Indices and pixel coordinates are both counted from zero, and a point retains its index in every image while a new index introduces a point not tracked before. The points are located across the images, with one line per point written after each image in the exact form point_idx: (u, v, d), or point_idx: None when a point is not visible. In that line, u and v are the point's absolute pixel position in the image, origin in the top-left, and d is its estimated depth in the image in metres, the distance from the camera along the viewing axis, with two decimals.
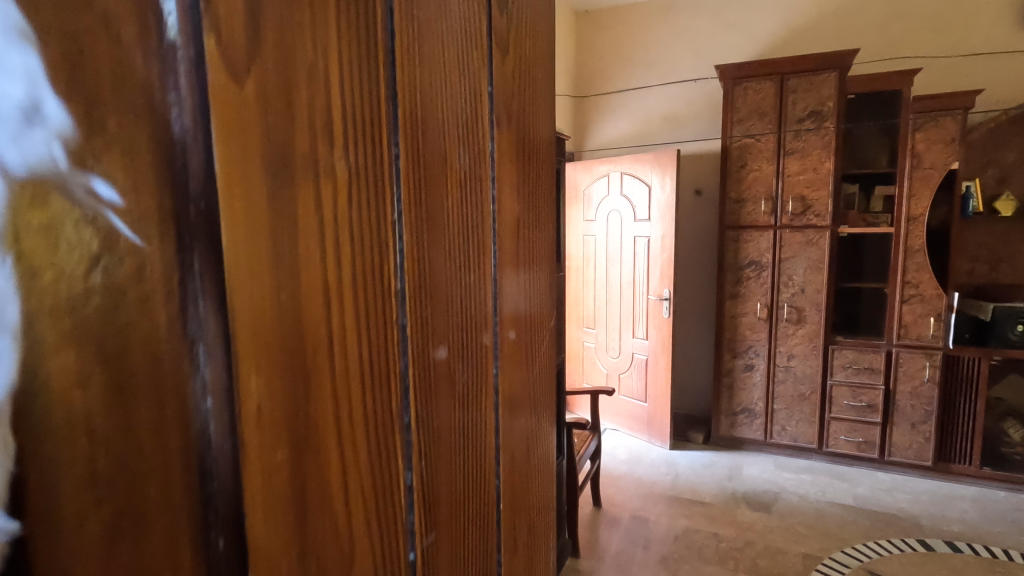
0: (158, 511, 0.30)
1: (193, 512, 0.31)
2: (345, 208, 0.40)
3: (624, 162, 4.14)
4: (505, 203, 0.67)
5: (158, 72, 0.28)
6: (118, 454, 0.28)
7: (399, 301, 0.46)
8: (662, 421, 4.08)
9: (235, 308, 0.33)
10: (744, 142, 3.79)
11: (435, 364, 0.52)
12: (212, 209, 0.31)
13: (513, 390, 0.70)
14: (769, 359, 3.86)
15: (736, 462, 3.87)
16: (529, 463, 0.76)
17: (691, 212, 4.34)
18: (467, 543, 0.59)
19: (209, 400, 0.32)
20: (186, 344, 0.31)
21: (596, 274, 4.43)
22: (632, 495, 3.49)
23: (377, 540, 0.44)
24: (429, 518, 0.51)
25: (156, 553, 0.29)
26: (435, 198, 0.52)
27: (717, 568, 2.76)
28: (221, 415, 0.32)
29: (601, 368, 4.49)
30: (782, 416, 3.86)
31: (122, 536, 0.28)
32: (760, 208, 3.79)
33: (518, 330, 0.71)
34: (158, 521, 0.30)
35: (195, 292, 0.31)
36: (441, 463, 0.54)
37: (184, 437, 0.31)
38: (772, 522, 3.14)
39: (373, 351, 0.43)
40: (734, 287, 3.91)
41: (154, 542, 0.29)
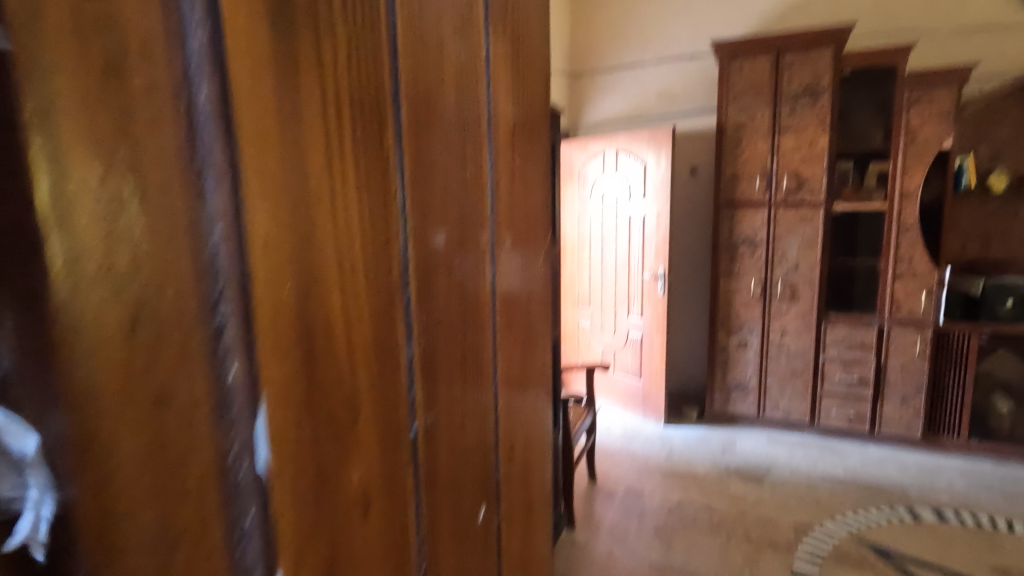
0: (167, 302, 0.28)
1: (201, 310, 0.29)
2: (340, 40, 0.38)
3: (619, 140, 4.13)
4: (501, 108, 0.65)
5: None
6: (124, 228, 0.26)
7: (396, 162, 0.44)
8: (657, 398, 4.13)
9: (239, 104, 0.30)
10: (739, 118, 3.78)
11: (433, 247, 0.51)
12: None
13: (512, 306, 0.69)
14: (762, 336, 3.90)
15: (729, 437, 3.93)
16: (527, 389, 0.74)
17: (686, 191, 4.34)
18: (468, 442, 0.58)
19: (213, 198, 0.29)
20: (186, 128, 0.28)
21: (591, 253, 4.44)
22: (626, 469, 3.55)
23: (380, 403, 0.43)
24: (430, 400, 0.50)
25: (168, 341, 0.28)
26: (431, 70, 0.49)
27: (710, 538, 2.83)
28: (228, 217, 0.30)
29: (595, 346, 4.52)
30: (775, 392, 3.91)
31: (138, 316, 0.27)
32: (754, 185, 3.80)
33: (515, 240, 0.69)
34: (168, 313, 0.28)
35: (199, 72, 0.28)
36: (440, 350, 0.52)
37: (189, 233, 0.29)
38: (764, 493, 3.21)
39: (372, 203, 0.42)
40: (728, 265, 3.93)
41: (167, 330, 0.28)
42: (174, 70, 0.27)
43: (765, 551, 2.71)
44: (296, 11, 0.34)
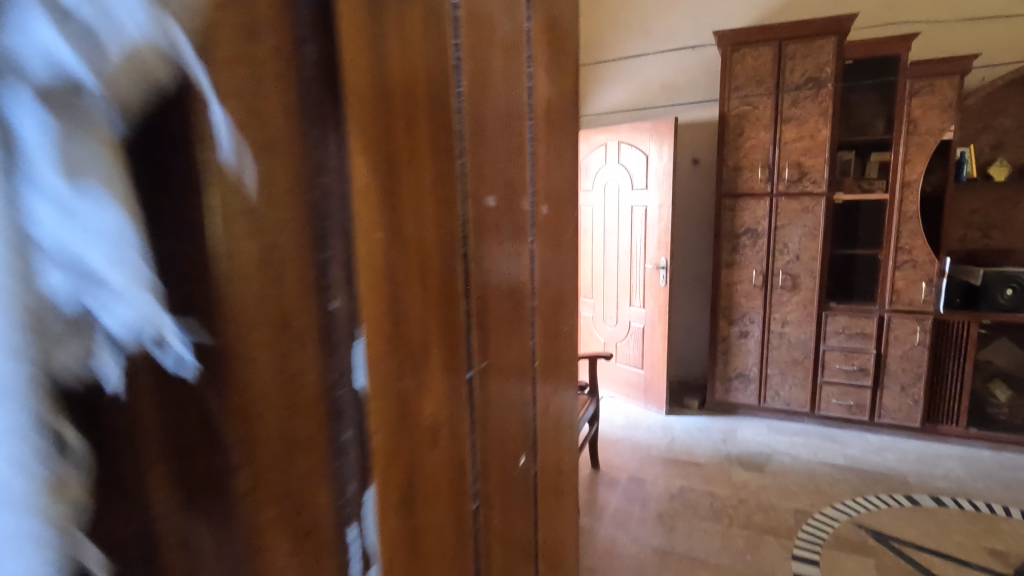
0: (290, 259, 0.41)
1: (313, 260, 0.42)
2: (417, 50, 0.51)
3: (622, 132, 4.15)
4: (540, 84, 0.77)
5: None
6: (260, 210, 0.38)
7: (456, 143, 0.58)
8: (659, 389, 4.17)
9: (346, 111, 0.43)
10: (742, 109, 3.79)
11: (486, 209, 0.65)
12: (325, 24, 0.41)
13: (548, 257, 0.83)
14: (764, 326, 3.92)
15: (730, 426, 3.97)
16: (556, 330, 0.89)
17: (689, 181, 4.35)
18: (510, 368, 0.73)
19: (328, 180, 0.43)
20: (311, 132, 0.41)
21: (594, 245, 4.47)
22: (629, 457, 3.58)
23: (440, 332, 0.57)
24: (479, 333, 0.65)
25: (289, 285, 0.41)
26: (485, 63, 0.62)
27: (711, 524, 2.87)
28: (338, 193, 0.44)
29: (598, 336, 4.55)
30: (776, 381, 3.95)
31: (268, 264, 0.39)
32: (757, 175, 3.81)
33: (550, 205, 0.83)
34: (290, 267, 0.41)
35: (319, 93, 0.42)
36: (490, 291, 0.67)
37: (307, 206, 0.42)
38: (765, 480, 3.25)
39: (437, 177, 0.55)
40: (731, 255, 3.95)
41: (288, 278, 0.40)
42: (297, 98, 0.40)
43: (765, 536, 2.75)
44: (386, 41, 0.47)
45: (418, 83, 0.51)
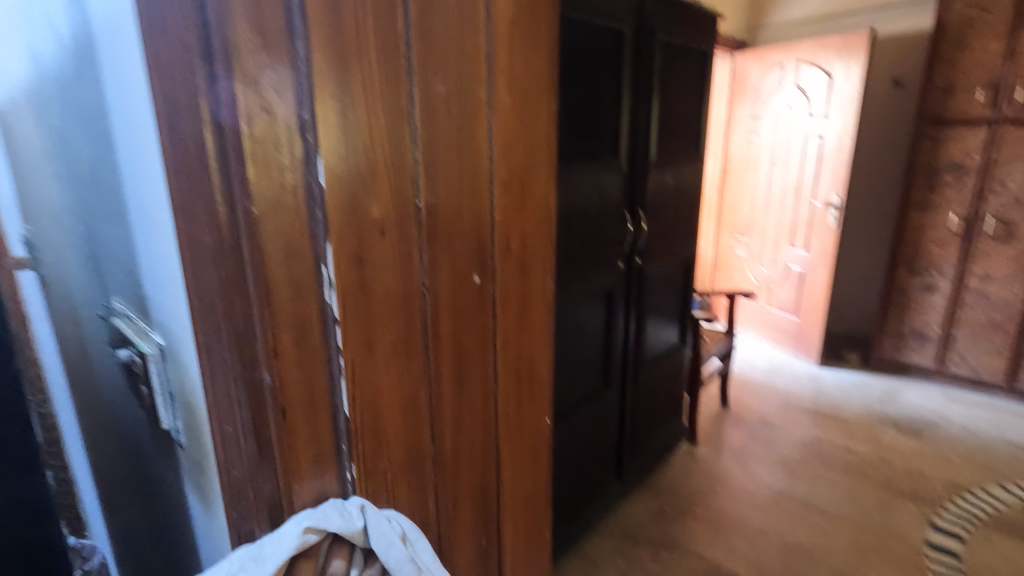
0: (462, 259, 0.50)
1: (473, 247, 0.51)
2: (501, 14, 0.50)
3: (803, 49, 3.71)
4: None
5: (382, 49, 0.42)
6: (447, 235, 0.49)
7: (544, 88, 0.57)
8: (813, 337, 3.88)
9: (443, 120, 0.47)
10: (968, 14, 3.12)
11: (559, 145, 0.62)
12: (411, 40, 0.44)
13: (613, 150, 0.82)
14: (957, 280, 3.36)
15: (893, 387, 3.58)
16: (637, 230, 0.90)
17: (884, 106, 3.74)
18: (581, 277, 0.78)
19: (449, 184, 0.48)
20: (415, 149, 0.45)
21: (757, 178, 4.16)
22: (764, 400, 3.48)
23: (547, 287, 0.62)
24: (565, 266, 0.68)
25: (463, 273, 0.51)
26: None
27: (841, 477, 2.73)
28: (462, 193, 0.49)
29: (750, 277, 4.29)
30: (964, 344, 3.41)
31: (439, 264, 0.49)
32: (975, 98, 3.16)
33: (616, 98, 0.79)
34: (462, 261, 0.51)
35: (414, 107, 0.45)
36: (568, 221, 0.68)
37: (462, 209, 0.50)
38: (920, 447, 2.95)
39: (535, 133, 0.56)
40: (924, 194, 3.40)
41: (460, 274, 0.51)
42: (400, 113, 0.44)
43: (906, 500, 2.55)
44: (472, 23, 0.48)
45: (536, 62, 0.55)
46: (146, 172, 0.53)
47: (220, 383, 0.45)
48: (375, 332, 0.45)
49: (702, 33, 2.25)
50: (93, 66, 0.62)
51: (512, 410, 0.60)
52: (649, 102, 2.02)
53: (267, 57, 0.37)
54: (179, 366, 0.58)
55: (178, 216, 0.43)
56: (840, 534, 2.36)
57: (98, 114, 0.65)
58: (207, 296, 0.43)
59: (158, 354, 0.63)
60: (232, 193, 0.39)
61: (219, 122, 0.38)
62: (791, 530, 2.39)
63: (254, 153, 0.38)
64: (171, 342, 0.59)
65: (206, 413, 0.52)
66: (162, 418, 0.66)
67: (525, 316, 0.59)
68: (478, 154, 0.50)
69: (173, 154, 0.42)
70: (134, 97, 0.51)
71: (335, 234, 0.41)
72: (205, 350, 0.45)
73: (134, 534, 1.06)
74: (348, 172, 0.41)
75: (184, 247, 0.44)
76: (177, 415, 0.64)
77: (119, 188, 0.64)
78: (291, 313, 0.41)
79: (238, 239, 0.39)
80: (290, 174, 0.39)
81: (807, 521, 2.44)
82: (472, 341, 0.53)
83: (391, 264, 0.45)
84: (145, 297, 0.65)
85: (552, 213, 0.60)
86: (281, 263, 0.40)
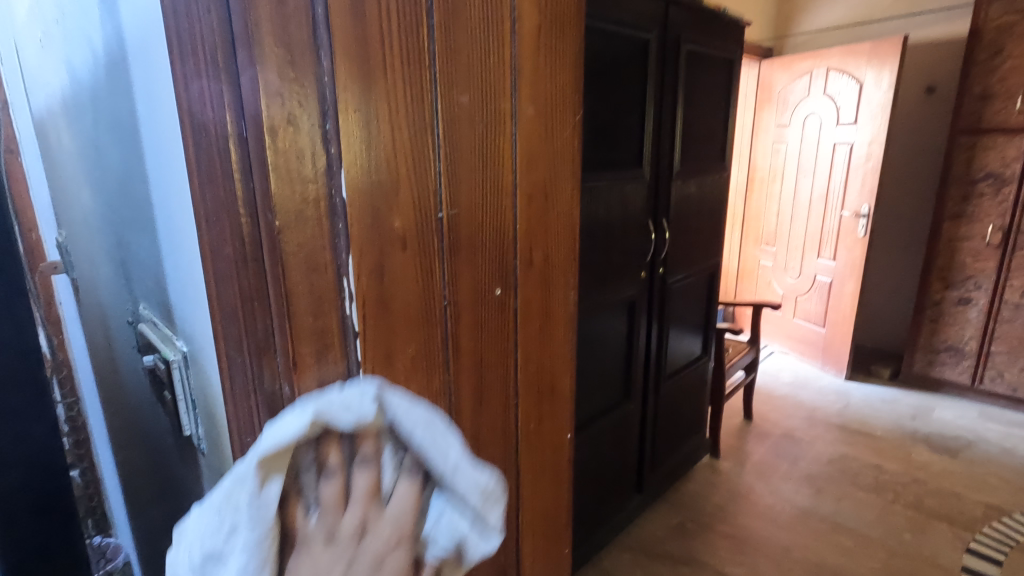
0: (483, 267, 0.50)
1: (494, 255, 0.50)
2: (526, 26, 0.50)
3: (832, 57, 3.65)
4: None
5: (407, 59, 0.42)
6: (470, 246, 0.48)
7: (569, 100, 0.56)
8: (841, 350, 3.78)
9: (466, 132, 0.46)
10: (1005, 21, 3.02)
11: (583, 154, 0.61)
12: (435, 51, 0.43)
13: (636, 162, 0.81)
14: (995, 294, 3.24)
15: (926, 404, 3.46)
16: None
17: (917, 114, 3.65)
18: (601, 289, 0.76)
19: (472, 192, 0.47)
20: (437, 159, 0.44)
21: (783, 187, 4.08)
22: (789, 414, 3.39)
23: (568, 297, 0.60)
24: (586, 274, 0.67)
25: (484, 279, 0.50)
26: None
27: (870, 496, 2.64)
28: (484, 203, 0.49)
29: (776, 288, 4.21)
30: (1001, 361, 3.28)
31: (460, 273, 0.48)
32: (1013, 107, 3.05)
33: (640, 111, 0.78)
34: (484, 269, 0.50)
35: (437, 116, 0.44)
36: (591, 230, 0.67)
37: (483, 217, 0.49)
38: (955, 467, 2.84)
39: (559, 144, 0.55)
40: (960, 205, 3.30)
41: (482, 280, 0.50)
42: (424, 123, 0.43)
43: (939, 522, 2.45)
44: (497, 36, 0.47)
45: (561, 75, 0.54)
46: (174, 185, 0.53)
47: (241, 394, 0.45)
48: (393, 344, 0.45)
49: (728, 41, 2.22)
50: (125, 79, 0.64)
51: (532, 427, 0.59)
52: (674, 111, 2.00)
53: (291, 69, 0.37)
54: (202, 374, 0.59)
55: (202, 228, 0.44)
56: (868, 556, 2.28)
57: (130, 125, 0.66)
58: (229, 308, 0.43)
59: (181, 360, 0.63)
60: (256, 205, 0.39)
61: (244, 135, 0.38)
62: (817, 549, 2.32)
63: (277, 167, 0.38)
64: (193, 349, 0.60)
65: (225, 422, 0.53)
66: (183, 423, 0.66)
67: (546, 328, 0.58)
68: (501, 167, 0.50)
69: (197, 166, 0.42)
70: (163, 107, 0.52)
71: (356, 248, 0.41)
72: (226, 361, 0.46)
73: (152, 536, 1.07)
74: (371, 182, 0.41)
75: (208, 260, 0.44)
76: (197, 420, 0.64)
77: (148, 197, 0.65)
78: (312, 327, 0.41)
79: (260, 252, 0.39)
80: (313, 189, 0.39)
81: (834, 541, 2.37)
82: (492, 350, 0.52)
83: (412, 267, 0.44)
84: (170, 304, 0.66)
85: (576, 227, 0.59)
86: (302, 274, 0.40)
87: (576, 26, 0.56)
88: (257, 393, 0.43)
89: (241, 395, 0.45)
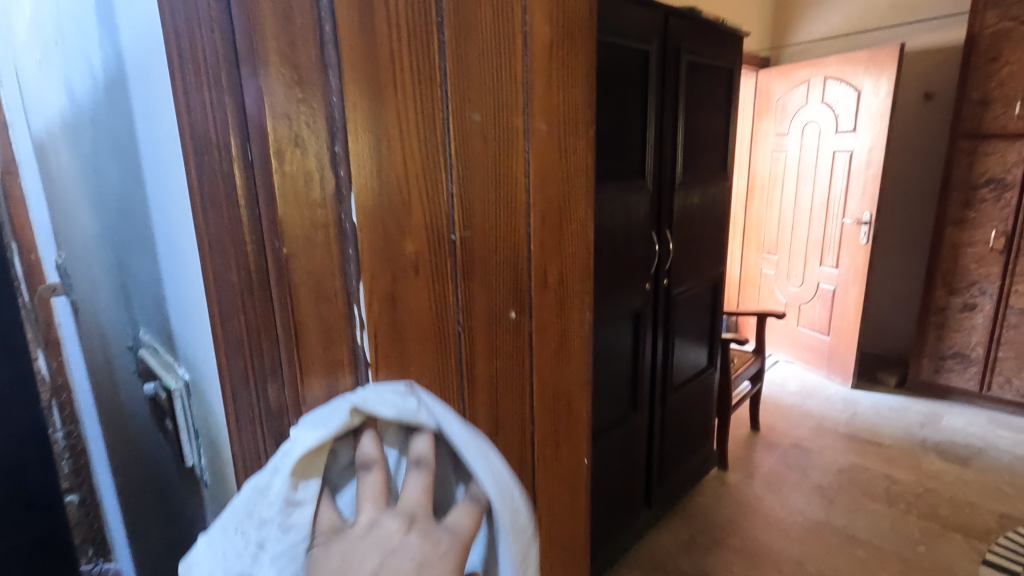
0: (498, 287, 0.48)
1: (508, 274, 0.48)
2: (538, 39, 0.48)
3: (829, 65, 3.66)
4: None
5: (419, 74, 0.40)
6: (483, 266, 0.46)
7: (581, 115, 0.55)
8: (846, 357, 3.74)
9: (478, 148, 0.45)
10: (1002, 27, 3.03)
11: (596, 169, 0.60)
12: (446, 65, 0.42)
13: None
14: (1000, 299, 3.22)
15: (934, 411, 3.43)
16: None
17: (916, 121, 3.66)
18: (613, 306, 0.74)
19: (485, 210, 0.46)
20: (449, 178, 0.43)
21: (783, 195, 4.08)
22: (797, 424, 3.35)
23: (584, 317, 0.58)
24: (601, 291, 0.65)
25: (499, 299, 0.48)
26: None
27: (883, 506, 2.60)
28: (497, 222, 0.47)
29: (779, 296, 4.19)
30: (1009, 367, 3.25)
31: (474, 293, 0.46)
32: (1012, 112, 3.05)
33: None
34: (498, 289, 0.48)
35: (449, 133, 0.42)
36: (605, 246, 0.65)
37: (497, 236, 0.47)
38: (967, 475, 2.80)
39: (572, 160, 0.54)
40: (962, 211, 3.29)
41: (497, 300, 0.48)
42: (436, 140, 0.42)
43: (953, 533, 2.41)
44: (509, 50, 0.46)
45: (573, 91, 0.53)
46: (175, 209, 0.51)
47: (246, 426, 0.43)
48: (405, 371, 0.43)
49: (728, 52, 2.22)
50: (125, 100, 0.62)
51: (549, 452, 0.57)
52: (675, 122, 1.99)
53: (298, 87, 0.35)
54: (204, 403, 0.57)
55: (205, 255, 0.42)
56: (883, 569, 2.23)
57: (129, 147, 0.65)
58: (233, 338, 0.41)
59: (182, 389, 0.61)
60: (262, 230, 0.37)
61: (249, 156, 0.36)
62: (831, 563, 2.27)
63: (283, 190, 0.36)
64: (195, 377, 0.58)
65: (229, 454, 0.51)
66: (185, 453, 0.64)
67: (562, 348, 0.56)
68: (514, 185, 0.48)
69: (200, 191, 0.40)
70: (163, 131, 0.51)
71: (367, 272, 0.39)
72: (230, 392, 0.44)
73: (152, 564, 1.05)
74: (383, 203, 0.39)
75: (211, 288, 0.42)
76: (200, 450, 0.62)
77: (148, 220, 0.64)
78: (322, 358, 0.39)
79: (267, 279, 0.38)
80: (321, 213, 0.37)
81: (848, 553, 2.32)
82: (507, 373, 0.50)
83: (426, 289, 0.43)
84: (170, 329, 0.64)
85: (591, 244, 0.58)
86: (311, 300, 0.38)
87: (587, 41, 0.55)
88: (265, 426, 0.41)
89: (246, 427, 0.43)
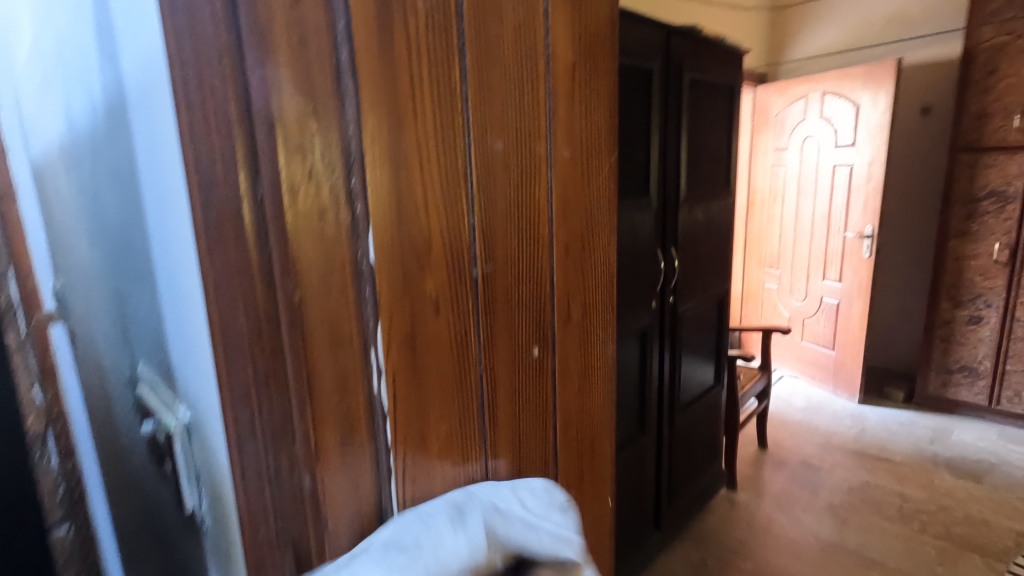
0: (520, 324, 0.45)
1: (531, 309, 0.46)
2: (561, 62, 0.46)
3: (827, 80, 3.68)
4: None
5: (438, 103, 0.38)
6: (505, 301, 0.44)
7: (604, 140, 0.52)
8: (852, 372, 3.70)
9: (500, 177, 0.42)
10: (998, 41, 3.05)
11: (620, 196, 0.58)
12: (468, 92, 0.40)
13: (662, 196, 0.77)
14: (1006, 311, 3.20)
15: (943, 426, 3.38)
16: None
17: (915, 135, 3.67)
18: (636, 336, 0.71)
19: (506, 243, 0.44)
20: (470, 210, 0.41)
21: (783, 209, 4.08)
22: (805, 441, 3.31)
23: (608, 351, 0.55)
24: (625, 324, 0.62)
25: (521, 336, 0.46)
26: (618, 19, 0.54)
27: (896, 526, 2.55)
28: (518, 255, 0.45)
29: (782, 310, 4.16)
30: (1018, 380, 3.22)
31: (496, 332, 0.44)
32: (1011, 125, 3.06)
33: None
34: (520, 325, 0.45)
35: (471, 163, 0.41)
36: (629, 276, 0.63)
37: (519, 270, 0.45)
38: (980, 492, 2.75)
39: (595, 187, 0.52)
40: (964, 224, 3.28)
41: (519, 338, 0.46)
42: (457, 171, 0.40)
43: (970, 553, 2.35)
44: (532, 74, 0.44)
45: (596, 115, 0.51)
46: (178, 243, 0.49)
47: (251, 476, 0.40)
48: (419, 415, 0.40)
49: (728, 68, 2.22)
50: (125, 128, 0.60)
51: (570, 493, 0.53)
52: (678, 139, 1.98)
53: (315, 118, 0.33)
54: (206, 446, 0.54)
55: (210, 294, 0.39)
56: None
57: (130, 176, 0.62)
58: (238, 382, 0.38)
59: (182, 430, 0.58)
60: (272, 269, 0.35)
61: (259, 191, 0.34)
62: None
63: (296, 226, 0.34)
64: (196, 418, 0.55)
65: (233, 504, 0.47)
66: (185, 497, 0.61)
67: (585, 385, 0.53)
68: (537, 214, 0.46)
69: (205, 226, 0.38)
70: (166, 161, 0.48)
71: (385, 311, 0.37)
72: (235, 438, 0.41)
73: None
74: (399, 239, 0.37)
75: (215, 328, 0.40)
76: (201, 494, 0.58)
77: (148, 251, 0.61)
78: (336, 406, 0.37)
79: (278, 322, 0.35)
80: (336, 248, 0.35)
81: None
82: (528, 412, 0.47)
83: (445, 327, 0.41)
84: (170, 365, 0.61)
85: (614, 273, 0.55)
86: (325, 343, 0.36)
87: (607, 60, 0.52)
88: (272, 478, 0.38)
89: (251, 478, 0.40)
